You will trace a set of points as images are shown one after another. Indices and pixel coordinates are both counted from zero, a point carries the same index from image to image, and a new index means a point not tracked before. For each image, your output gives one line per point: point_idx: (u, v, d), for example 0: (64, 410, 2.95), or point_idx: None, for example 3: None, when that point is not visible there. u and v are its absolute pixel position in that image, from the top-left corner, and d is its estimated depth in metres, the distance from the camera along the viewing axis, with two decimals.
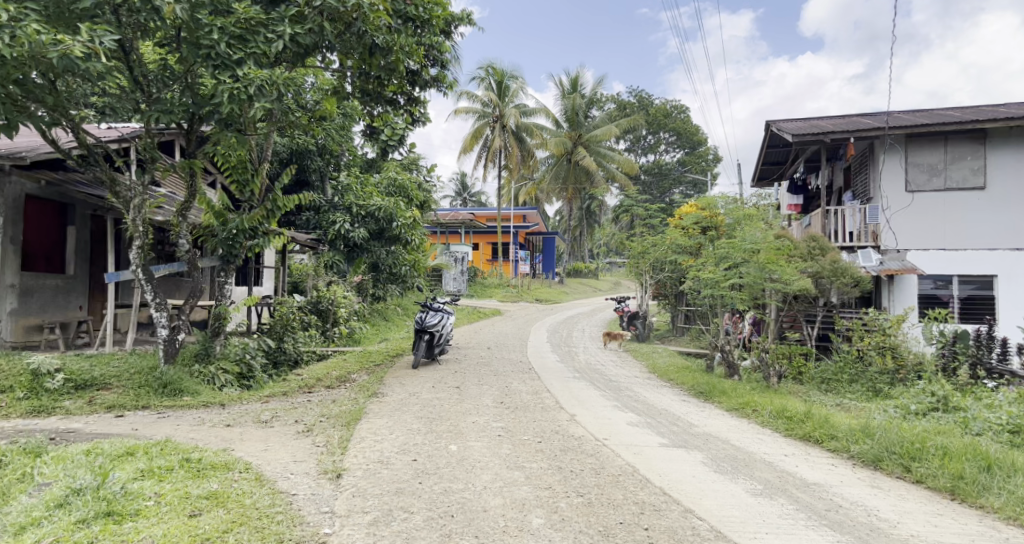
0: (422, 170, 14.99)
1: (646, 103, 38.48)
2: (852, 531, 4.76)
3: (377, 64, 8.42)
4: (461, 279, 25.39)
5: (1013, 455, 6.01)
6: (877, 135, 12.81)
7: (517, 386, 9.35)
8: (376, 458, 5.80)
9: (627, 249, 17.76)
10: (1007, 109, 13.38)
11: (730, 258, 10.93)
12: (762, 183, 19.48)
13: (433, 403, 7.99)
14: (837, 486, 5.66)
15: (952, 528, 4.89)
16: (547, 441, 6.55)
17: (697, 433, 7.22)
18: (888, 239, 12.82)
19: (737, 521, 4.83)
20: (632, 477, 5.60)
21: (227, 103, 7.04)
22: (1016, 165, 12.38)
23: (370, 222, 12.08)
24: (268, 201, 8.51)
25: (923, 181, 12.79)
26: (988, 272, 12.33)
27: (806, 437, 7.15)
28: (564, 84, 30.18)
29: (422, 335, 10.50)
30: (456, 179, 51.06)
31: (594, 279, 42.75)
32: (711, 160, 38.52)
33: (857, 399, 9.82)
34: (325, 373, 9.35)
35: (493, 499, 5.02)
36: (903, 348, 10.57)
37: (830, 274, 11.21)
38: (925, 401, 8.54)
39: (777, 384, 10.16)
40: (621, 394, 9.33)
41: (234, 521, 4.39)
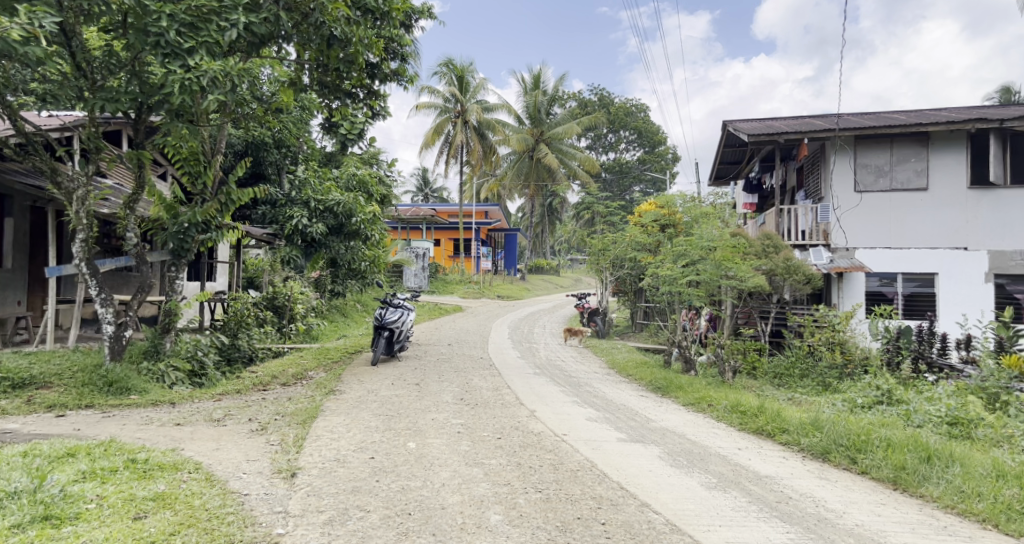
0: (382, 165, 14.76)
1: (607, 102, 38.86)
2: (801, 522, 4.89)
3: (335, 56, 8.30)
4: (422, 275, 25.24)
5: (952, 446, 6.25)
6: (828, 136, 13.18)
7: (477, 382, 9.35)
8: (333, 457, 5.73)
9: (587, 246, 17.91)
10: (950, 112, 13.88)
11: (687, 255, 11.12)
12: (720, 183, 19.84)
13: (392, 400, 7.93)
14: (787, 479, 5.81)
15: (894, 517, 5.06)
16: (506, 437, 6.58)
17: (655, 428, 7.31)
18: (839, 238, 13.19)
19: (692, 514, 4.92)
20: (590, 472, 5.66)
21: (178, 94, 6.83)
22: (957, 167, 12.87)
23: (328, 217, 11.82)
24: (221, 194, 8.32)
25: (872, 182, 13.19)
26: (930, 271, 12.84)
27: (758, 431, 7.35)
28: (526, 80, 30.22)
29: (382, 331, 10.38)
30: (418, 174, 50.81)
31: (556, 275, 43.01)
32: (671, 160, 39.09)
33: (807, 393, 10.13)
34: (281, 371, 9.20)
35: (451, 497, 5.01)
36: (850, 343, 10.86)
37: (783, 272, 11.49)
38: (871, 395, 8.84)
39: (731, 379, 10.40)
40: (580, 389, 9.41)
41: (182, 522, 4.29)
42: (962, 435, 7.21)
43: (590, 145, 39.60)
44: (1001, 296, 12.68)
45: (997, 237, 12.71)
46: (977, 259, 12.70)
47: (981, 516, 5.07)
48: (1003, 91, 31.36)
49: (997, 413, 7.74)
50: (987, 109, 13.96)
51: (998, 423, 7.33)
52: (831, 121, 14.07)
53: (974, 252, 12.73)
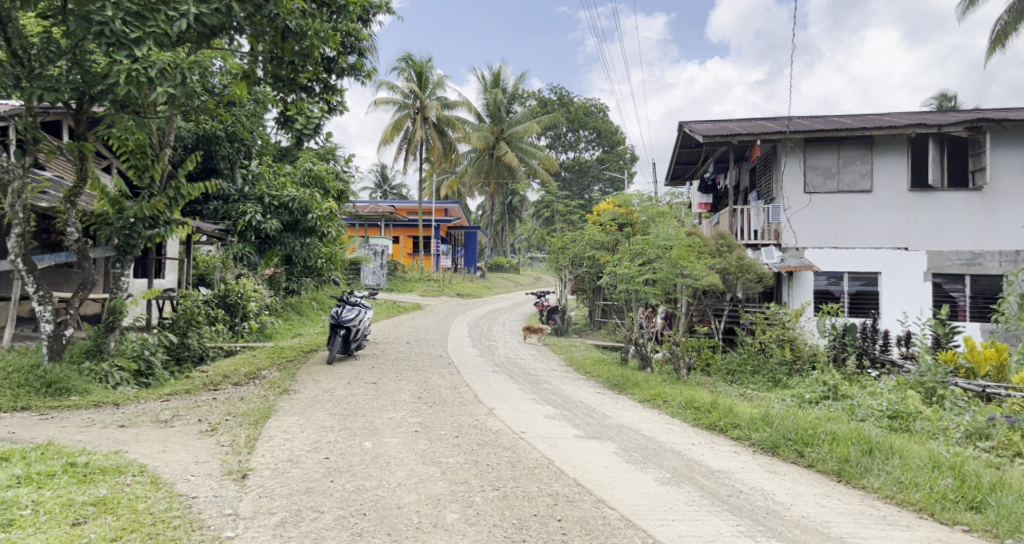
0: (340, 161, 14.50)
1: (566, 101, 39.12)
2: (751, 515, 5.01)
3: (290, 49, 8.14)
4: (379, 273, 24.94)
5: (892, 439, 6.46)
6: (779, 138, 13.52)
7: (436, 381, 9.32)
8: (285, 457, 5.64)
9: (547, 244, 18.01)
10: (893, 118, 14.42)
11: (644, 254, 11.25)
12: (676, 183, 20.17)
13: (348, 400, 7.83)
14: (738, 473, 5.95)
15: (837, 508, 5.22)
16: (464, 435, 6.58)
17: (611, 425, 7.40)
18: (789, 238, 13.54)
19: (647, 509, 4.99)
20: (547, 470, 5.70)
21: (124, 85, 6.62)
22: (899, 170, 13.36)
23: (283, 213, 11.57)
24: (170, 189, 8.09)
25: (820, 183, 13.58)
26: (874, 270, 13.30)
27: (711, 427, 7.53)
28: (486, 78, 30.21)
29: (337, 330, 10.23)
30: (377, 170, 50.40)
31: (515, 273, 43.09)
32: (629, 160, 39.61)
33: (758, 389, 10.39)
34: (232, 370, 9.01)
35: (407, 496, 4.99)
36: (800, 340, 11.17)
37: (736, 270, 11.75)
38: (817, 390, 9.15)
39: (686, 375, 10.59)
40: (539, 387, 9.48)
41: (124, 528, 4.17)
42: (901, 428, 7.49)
43: (550, 144, 39.79)
44: (939, 295, 13.23)
45: (936, 238, 13.25)
46: (917, 258, 13.23)
47: (917, 505, 5.22)
48: (942, 97, 32.66)
49: (934, 406, 8.06)
50: (927, 115, 14.55)
51: (935, 416, 7.65)
52: (783, 123, 14.42)
53: (914, 251, 13.26)
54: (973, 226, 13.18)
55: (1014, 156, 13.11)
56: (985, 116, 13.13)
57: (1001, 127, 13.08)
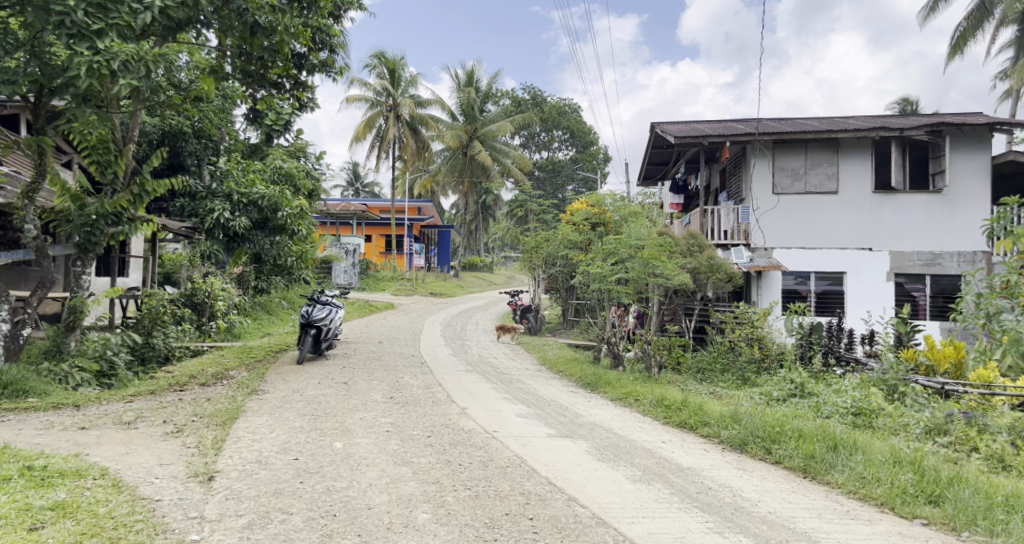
0: (311, 158, 14.33)
1: (539, 100, 39.22)
2: (719, 512, 5.07)
3: (259, 45, 8.02)
4: (351, 272, 24.72)
5: (856, 435, 6.59)
6: (749, 140, 13.71)
7: (408, 380, 9.27)
8: (253, 458, 5.57)
9: (520, 243, 18.04)
10: (857, 121, 14.74)
11: (616, 253, 11.31)
12: (647, 183, 20.36)
13: (318, 400, 7.76)
14: (708, 470, 6.04)
15: (803, 503, 5.31)
16: (436, 435, 6.56)
17: (584, 424, 7.45)
18: (758, 238, 13.75)
19: (617, 507, 5.03)
20: (519, 469, 5.71)
21: (85, 77, 6.46)
22: (863, 173, 13.64)
23: (252, 211, 11.16)
24: (134, 185, 7.89)
25: (788, 185, 13.80)
26: (840, 270, 13.57)
27: (681, 424, 7.62)
28: (459, 76, 30.15)
29: (308, 329, 10.12)
30: (349, 168, 49.97)
31: (489, 272, 43.06)
32: (602, 160, 39.87)
33: (727, 387, 10.53)
34: (199, 370, 8.85)
35: (378, 496, 4.96)
36: (768, 339, 11.40)
37: (706, 270, 11.90)
38: (785, 388, 9.31)
39: (657, 374, 10.70)
40: (512, 386, 9.49)
41: (84, 532, 4.08)
42: (864, 424, 7.65)
43: (524, 143, 39.83)
44: (901, 294, 13.57)
45: (898, 239, 13.55)
46: (880, 258, 13.52)
47: (879, 500, 5.33)
48: (905, 102, 33.51)
49: (896, 403, 8.24)
50: (890, 118, 14.92)
51: (897, 412, 7.82)
52: (753, 125, 14.64)
53: (877, 252, 13.55)
54: (934, 228, 13.50)
55: (972, 159, 13.48)
56: (944, 120, 13.51)
57: (959, 131, 13.47)
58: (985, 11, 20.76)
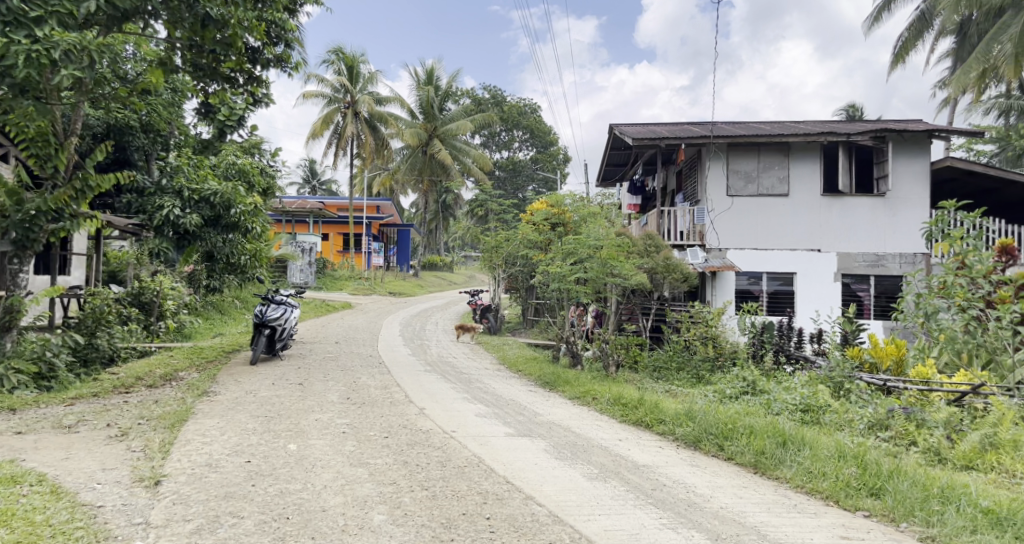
0: (266, 154, 13.91)
1: (499, 100, 39.22)
2: (673, 508, 5.15)
3: (211, 38, 7.81)
4: (307, 271, 24.32)
5: (804, 431, 6.76)
6: (704, 143, 13.97)
7: (365, 381, 9.16)
8: (203, 461, 5.44)
9: (480, 243, 18.02)
10: (807, 125, 15.15)
11: (575, 253, 11.37)
12: (607, 183, 20.53)
13: (272, 401, 7.62)
14: (663, 467, 6.13)
15: (753, 498, 5.43)
16: (394, 436, 6.50)
17: (542, 422, 7.50)
18: (713, 239, 14.05)
19: (574, 505, 5.06)
20: (477, 468, 5.71)
21: (23, 67, 6.21)
22: (813, 176, 14.03)
23: (204, 208, 10.38)
24: (77, 180, 7.60)
25: (741, 187, 14.11)
26: (791, 270, 13.95)
27: (637, 422, 7.73)
28: (418, 74, 29.96)
29: (262, 329, 9.92)
30: (306, 165, 49.23)
31: (449, 272, 42.89)
32: (562, 160, 40.13)
33: (683, 385, 10.73)
34: (146, 372, 8.61)
35: (333, 498, 4.89)
36: (722, 337, 11.69)
37: (663, 270, 12.09)
38: (737, 386, 9.54)
39: (615, 372, 10.83)
40: (471, 385, 9.47)
41: (19, 541, 3.93)
42: (812, 421, 7.88)
43: (484, 143, 39.80)
44: (847, 294, 14.03)
45: (845, 241, 13.98)
46: (828, 259, 13.93)
47: (825, 493, 5.50)
48: (851, 109, 34.70)
49: (842, 399, 8.49)
50: (837, 124, 15.39)
51: (843, 408, 8.05)
52: (708, 129, 14.91)
53: (826, 253, 13.96)
54: (879, 230, 13.95)
55: (913, 164, 13.98)
56: (887, 126, 13.99)
57: (901, 137, 13.96)
58: (925, 22, 21.66)
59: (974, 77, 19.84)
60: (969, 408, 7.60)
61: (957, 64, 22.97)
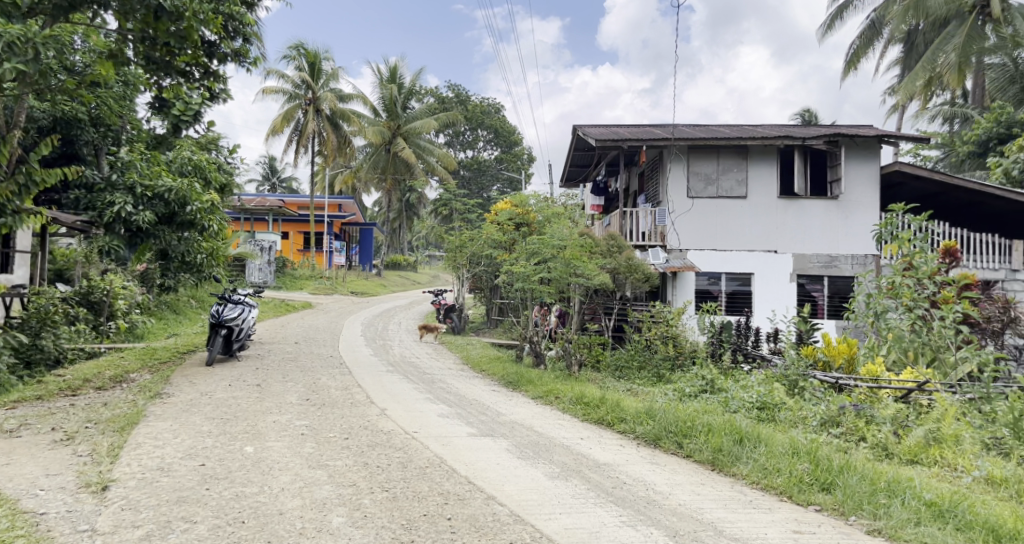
0: (223, 151, 13.46)
1: (463, 99, 39.12)
2: (632, 505, 5.20)
3: (164, 30, 7.58)
4: (266, 270, 23.90)
5: (760, 428, 6.90)
6: (665, 145, 14.15)
7: (325, 382, 9.04)
8: (154, 466, 5.29)
9: (444, 242, 17.95)
10: (765, 129, 15.47)
11: (540, 253, 11.38)
12: (572, 184, 20.65)
13: (229, 403, 7.46)
14: (623, 465, 6.19)
15: (710, 495, 5.52)
16: (354, 437, 6.42)
17: (504, 422, 7.50)
18: (674, 240, 14.23)
19: (535, 504, 5.08)
20: (439, 469, 5.68)
21: None
22: (770, 178, 14.34)
23: (157, 205, 10.03)
24: (20, 175, 7.31)
25: (701, 189, 14.33)
26: (748, 271, 14.24)
27: (599, 421, 7.80)
28: (382, 71, 29.74)
29: (218, 329, 9.69)
30: (266, 162, 48.45)
31: (413, 271, 42.61)
32: (526, 160, 40.25)
33: (644, 384, 10.86)
34: (95, 374, 8.34)
35: (291, 501, 4.81)
36: (682, 337, 11.86)
37: (625, 270, 12.20)
38: (697, 385, 9.70)
39: (578, 371, 10.90)
40: (433, 385, 9.43)
41: None
42: (767, 418, 8.06)
43: (448, 142, 39.63)
44: (802, 294, 14.37)
45: (800, 242, 14.31)
46: (784, 260, 14.24)
47: (779, 489, 5.62)
48: (806, 114, 35.60)
49: (796, 397, 8.67)
50: (793, 128, 15.75)
51: (797, 405, 8.22)
52: (669, 131, 15.10)
53: (782, 254, 14.27)
54: (832, 232, 14.32)
55: (865, 169, 14.39)
56: (840, 131, 14.38)
57: (853, 142, 14.36)
58: (875, 30, 22.35)
59: (921, 85, 20.53)
60: (915, 404, 7.85)
61: (905, 71, 23.74)
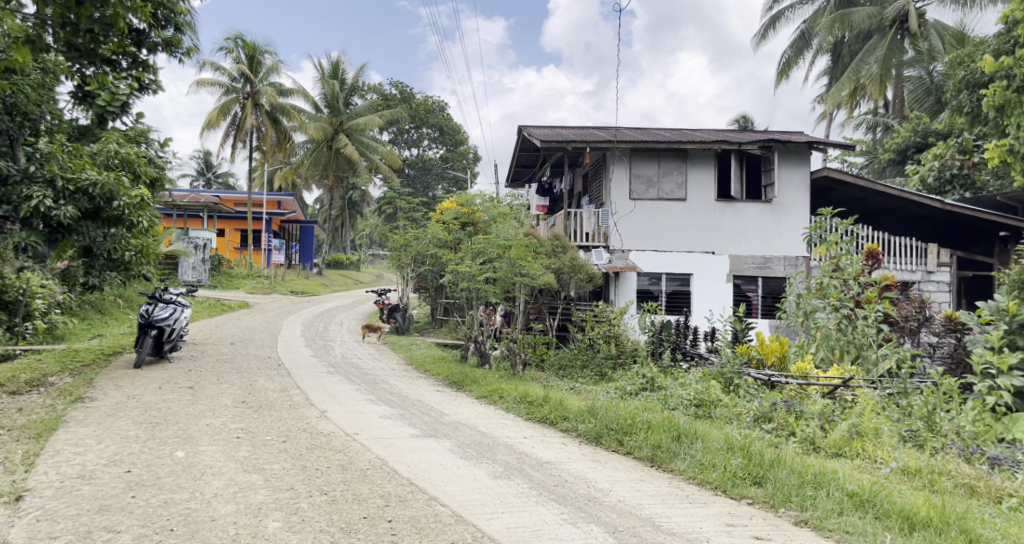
0: (153, 144, 12.88)
1: (408, 97, 38.77)
2: (573, 503, 5.24)
3: (87, 16, 7.21)
4: (201, 268, 23.13)
5: (698, 425, 7.04)
6: (608, 147, 14.34)
7: (262, 384, 8.79)
8: (74, 473, 5.03)
9: (387, 241, 17.72)
10: (703, 133, 15.88)
11: (485, 252, 11.31)
12: (517, 184, 20.71)
13: (157, 407, 7.16)
14: (565, 463, 6.23)
15: (649, 490, 5.61)
16: (292, 440, 6.27)
17: (448, 422, 7.46)
18: (616, 240, 14.45)
19: (477, 504, 5.05)
20: (380, 470, 5.59)
21: None
22: (708, 182, 14.71)
23: (81, 199, 9.34)
24: None
25: (643, 191, 14.59)
26: (688, 271, 14.57)
27: (542, 420, 7.84)
28: (324, 67, 29.25)
29: (148, 330, 9.30)
30: (200, 157, 46.87)
31: (357, 270, 41.95)
32: (471, 160, 40.25)
33: (586, 383, 10.97)
34: (10, 378, 7.88)
35: (224, 506, 4.66)
36: (624, 336, 12.06)
37: (569, 270, 12.29)
38: (638, 383, 9.88)
39: (522, 371, 10.95)
40: (376, 386, 9.31)
41: None
42: (704, 414, 8.25)
43: (392, 140, 39.18)
44: (738, 294, 14.81)
45: (735, 243, 14.73)
46: (721, 261, 14.63)
47: (714, 484, 5.75)
48: (742, 120, 36.78)
49: (732, 394, 8.91)
50: (730, 133, 16.21)
51: (732, 402, 8.46)
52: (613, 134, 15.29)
53: (719, 255, 14.66)
54: (766, 234, 14.80)
55: (797, 174, 14.89)
56: (773, 136, 14.88)
57: (785, 147, 14.88)
58: (805, 40, 23.26)
59: (846, 95, 21.52)
60: (840, 399, 8.19)
61: (832, 81, 24.78)
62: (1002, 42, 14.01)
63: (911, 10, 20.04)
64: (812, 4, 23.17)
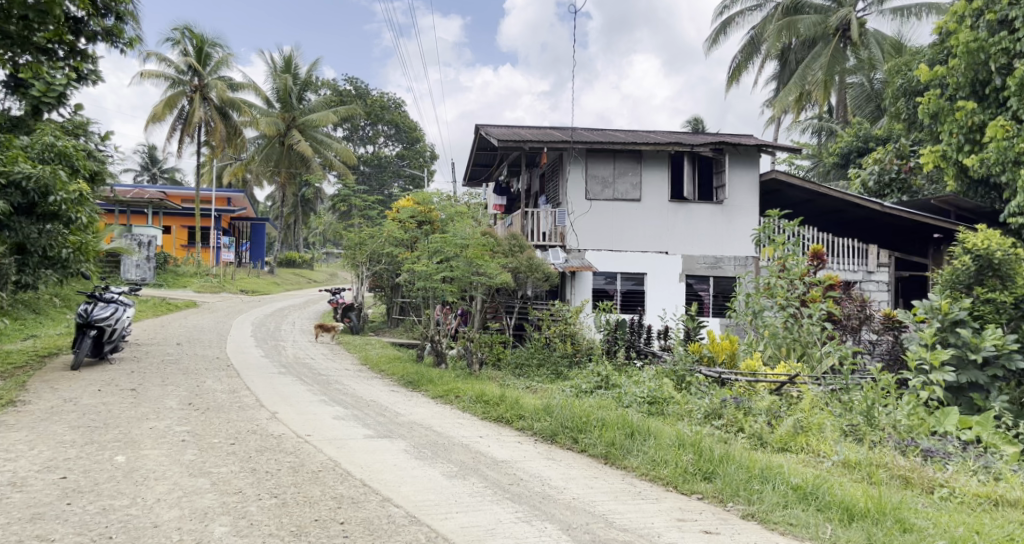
0: (93, 137, 12.39)
1: (363, 93, 38.29)
2: (527, 501, 5.23)
3: (21, 2, 6.89)
4: (145, 266, 22.41)
5: (650, 423, 7.10)
6: (565, 148, 14.39)
7: (210, 385, 8.53)
8: (4, 481, 4.79)
9: (342, 239, 17.44)
10: (656, 135, 16.09)
11: (442, 251, 11.18)
12: (474, 183, 20.61)
13: (97, 410, 6.88)
14: (520, 461, 6.22)
15: (602, 487, 5.64)
16: (241, 442, 6.10)
17: (403, 422, 7.36)
18: (572, 240, 14.53)
19: (431, 504, 5.00)
20: (332, 472, 5.48)
21: None
22: (662, 183, 14.91)
23: (12, 194, 8.92)
24: None
25: (599, 191, 14.71)
26: (642, 271, 14.74)
27: (498, 419, 7.81)
28: (275, 61, 28.65)
29: (87, 331, 8.95)
30: (145, 151, 45.36)
31: (310, 269, 41.23)
32: (427, 158, 40.01)
33: (542, 381, 10.98)
34: None
35: (167, 512, 4.50)
36: (579, 335, 12.11)
37: (526, 269, 12.29)
38: (592, 381, 9.94)
39: (478, 370, 10.92)
40: (329, 387, 9.14)
41: None
42: (657, 412, 8.36)
43: (347, 136, 38.66)
44: (690, 293, 15.05)
45: (688, 243, 14.97)
46: (674, 260, 14.86)
47: (665, 480, 5.83)
48: (695, 121, 37.44)
49: (684, 391, 9.01)
50: (682, 135, 16.47)
51: (684, 399, 8.57)
52: (569, 134, 15.37)
53: (672, 255, 14.89)
54: (717, 234, 15.08)
55: (748, 176, 15.22)
56: (725, 138, 15.17)
57: (736, 150, 15.20)
58: (754, 45, 23.78)
59: (794, 100, 22.05)
60: (786, 395, 8.40)
61: (780, 85, 25.44)
62: (936, 51, 14.59)
63: (853, 19, 20.80)
64: (761, 10, 23.72)
